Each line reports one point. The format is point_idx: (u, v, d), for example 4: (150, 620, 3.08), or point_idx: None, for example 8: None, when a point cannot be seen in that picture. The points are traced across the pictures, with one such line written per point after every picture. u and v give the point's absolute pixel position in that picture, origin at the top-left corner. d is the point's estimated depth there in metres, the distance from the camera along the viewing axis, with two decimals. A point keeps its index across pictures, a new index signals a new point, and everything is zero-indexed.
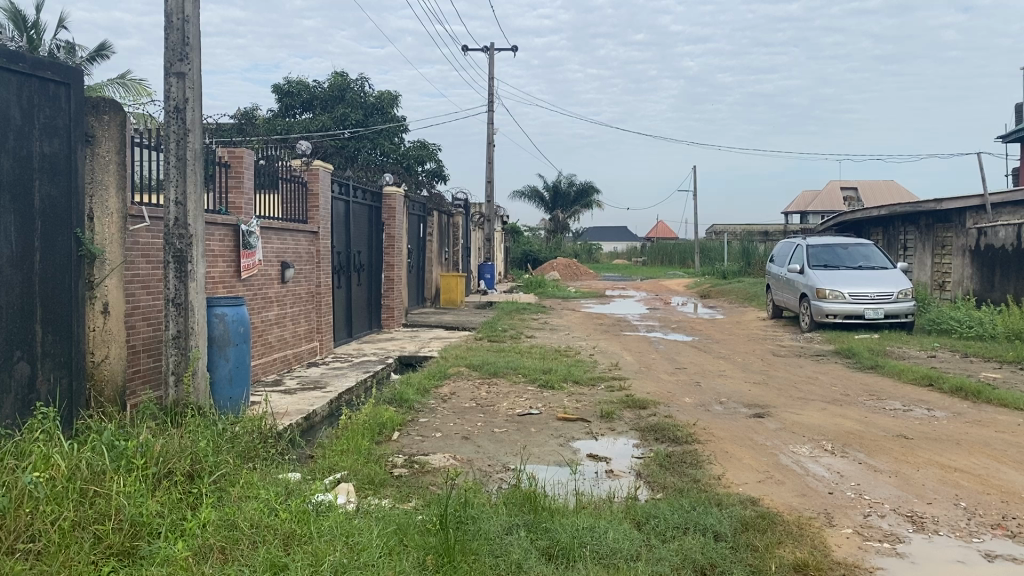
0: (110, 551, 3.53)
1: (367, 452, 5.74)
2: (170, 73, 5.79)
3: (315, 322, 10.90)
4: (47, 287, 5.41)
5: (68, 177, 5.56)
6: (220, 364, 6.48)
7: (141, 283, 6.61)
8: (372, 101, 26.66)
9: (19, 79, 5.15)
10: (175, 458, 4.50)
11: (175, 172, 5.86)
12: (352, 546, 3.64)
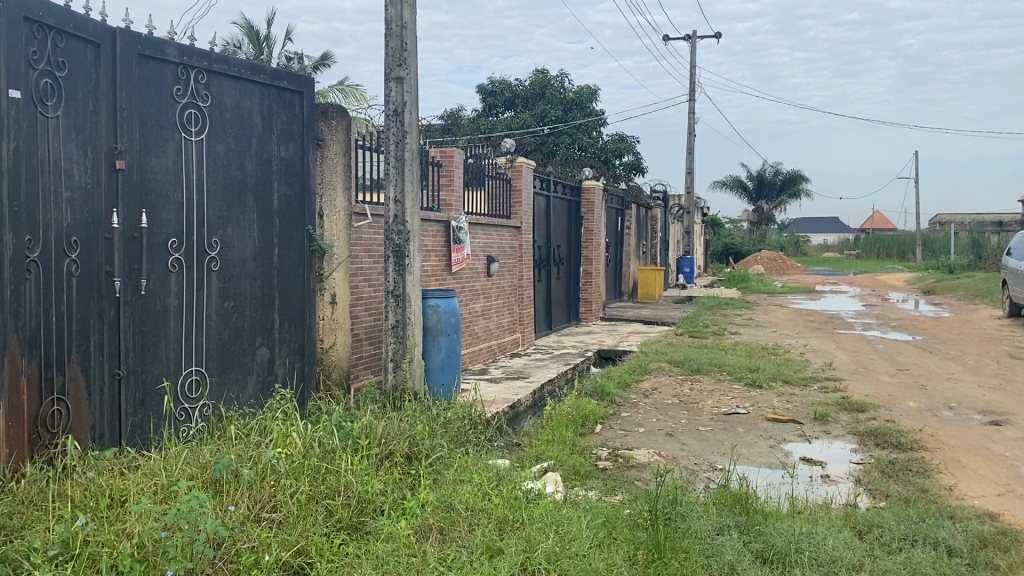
0: (340, 524, 3.79)
1: (572, 443, 5.83)
2: (390, 79, 6.12)
3: (518, 314, 11.18)
4: (284, 279, 5.90)
5: (302, 177, 6.02)
6: (434, 352, 6.81)
7: (364, 277, 7.06)
8: (572, 97, 26.84)
9: (260, 89, 5.66)
10: (395, 440, 4.78)
11: (394, 172, 6.20)
12: (563, 535, 3.71)
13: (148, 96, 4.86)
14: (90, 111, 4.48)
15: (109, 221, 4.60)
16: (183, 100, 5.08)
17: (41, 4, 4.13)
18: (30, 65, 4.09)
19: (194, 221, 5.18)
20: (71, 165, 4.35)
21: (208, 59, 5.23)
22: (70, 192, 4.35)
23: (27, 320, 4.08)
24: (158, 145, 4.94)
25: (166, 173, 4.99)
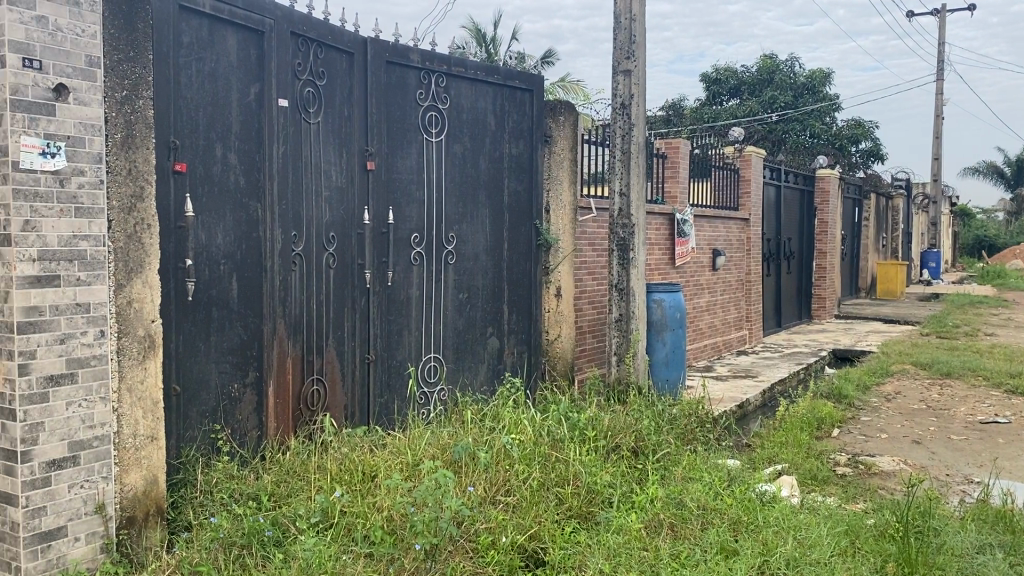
0: (571, 512, 3.87)
1: (806, 446, 5.56)
2: (618, 72, 6.14)
3: (744, 310, 10.84)
4: (514, 272, 6.09)
5: (532, 173, 6.18)
6: (658, 347, 6.76)
7: (588, 270, 7.13)
8: (802, 81, 25.60)
9: (494, 89, 5.88)
10: (621, 434, 4.80)
11: (620, 165, 6.20)
12: (801, 540, 3.57)
13: (394, 100, 5.20)
14: (344, 115, 4.87)
15: (361, 217, 4.97)
16: (425, 103, 5.39)
17: (305, 19, 4.52)
18: (295, 76, 4.50)
19: (434, 217, 5.48)
20: (329, 166, 4.74)
21: (447, 63, 5.51)
22: (328, 191, 4.74)
23: (292, 308, 4.52)
24: (403, 145, 5.27)
25: (409, 172, 5.31)
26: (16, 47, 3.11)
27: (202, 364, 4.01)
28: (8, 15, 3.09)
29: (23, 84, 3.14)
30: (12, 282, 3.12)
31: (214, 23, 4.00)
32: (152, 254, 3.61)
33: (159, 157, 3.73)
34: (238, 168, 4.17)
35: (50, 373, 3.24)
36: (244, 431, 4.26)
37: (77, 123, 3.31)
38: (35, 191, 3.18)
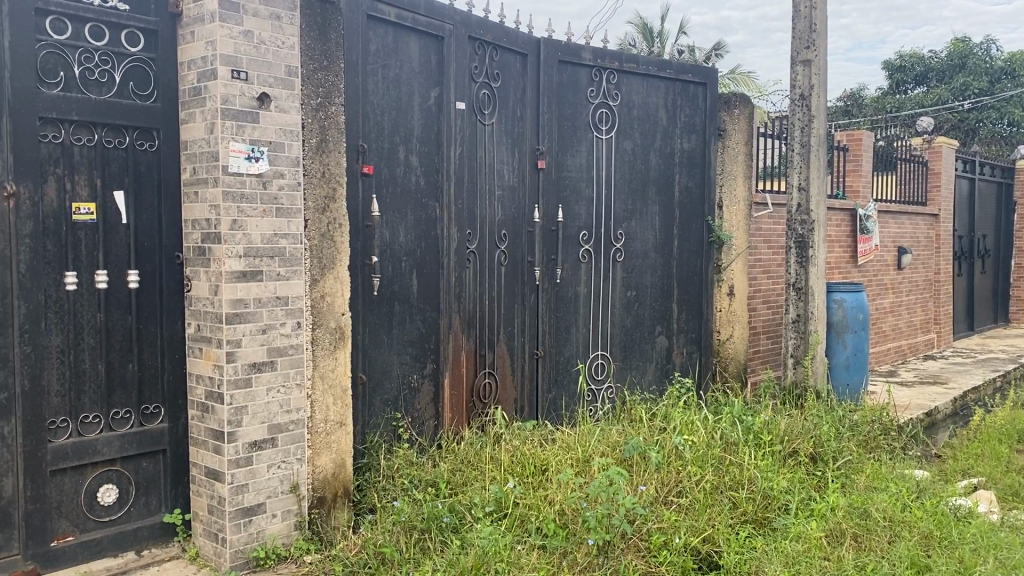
0: (746, 517, 3.77)
1: (1006, 460, 5.15)
2: (797, 63, 5.90)
3: (932, 312, 10.16)
4: (685, 269, 6.00)
5: (704, 169, 6.06)
6: (838, 350, 6.45)
7: (762, 268, 6.91)
8: (1000, 65, 23.63)
9: (666, 84, 5.82)
10: (798, 439, 4.63)
11: (799, 159, 5.97)
12: (1004, 562, 3.32)
13: (566, 99, 5.25)
14: (517, 115, 4.97)
15: (532, 215, 5.07)
16: (596, 100, 5.41)
17: (481, 22, 4.64)
18: (472, 78, 4.64)
19: (604, 215, 5.49)
20: (502, 165, 4.86)
21: (618, 60, 5.50)
22: (501, 190, 4.86)
23: (467, 303, 4.66)
24: (574, 143, 5.31)
25: (579, 170, 5.35)
26: (226, 60, 3.38)
27: (385, 355, 4.21)
28: (220, 30, 3.36)
29: (232, 94, 3.41)
30: (223, 276, 3.40)
31: (397, 31, 4.19)
32: (342, 250, 3.86)
33: (349, 160, 3.94)
34: (419, 169, 4.35)
35: (254, 361, 3.51)
36: (422, 420, 4.44)
37: (278, 129, 3.57)
38: (242, 193, 3.45)
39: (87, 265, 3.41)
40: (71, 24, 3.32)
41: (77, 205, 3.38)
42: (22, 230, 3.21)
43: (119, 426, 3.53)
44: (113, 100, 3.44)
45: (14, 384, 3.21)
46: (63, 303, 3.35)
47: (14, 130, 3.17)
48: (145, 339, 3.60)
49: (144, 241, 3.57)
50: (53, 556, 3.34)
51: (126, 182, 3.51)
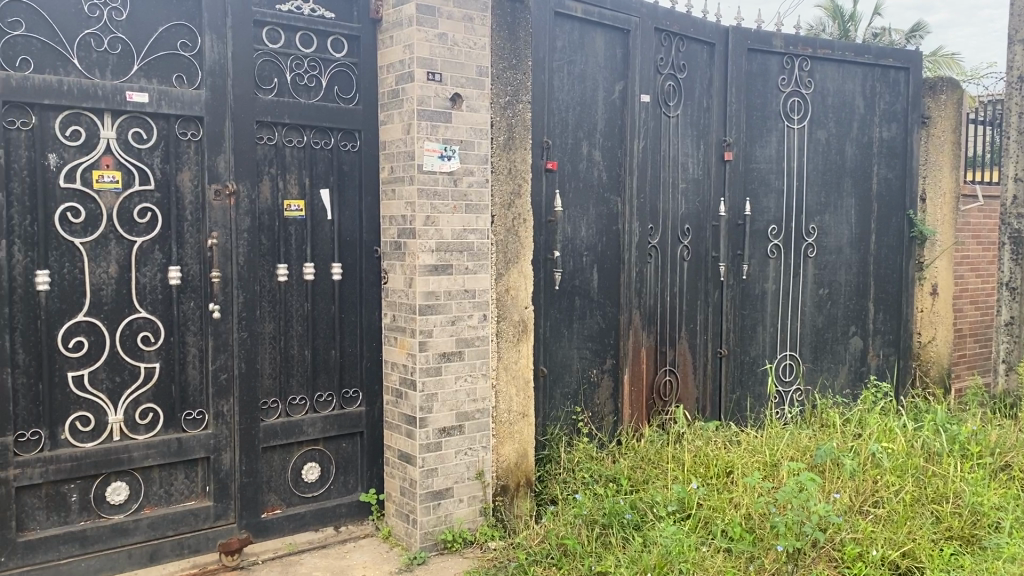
0: (951, 533, 3.50)
1: None
2: (1015, 42, 5.38)
3: None
4: (881, 267, 5.64)
5: (905, 160, 5.67)
6: None
7: (970, 266, 6.34)
8: None
9: (864, 71, 5.50)
10: (1013, 452, 4.26)
11: (1016, 147, 5.46)
12: None
13: (755, 88, 5.08)
14: (704, 107, 4.87)
15: (717, 209, 4.95)
16: (787, 89, 5.20)
17: (668, 13, 4.58)
18: (657, 71, 4.59)
19: (794, 209, 5.28)
20: (687, 158, 4.78)
21: (812, 46, 5.26)
22: (686, 183, 4.78)
23: (649, 299, 4.62)
24: (763, 134, 5.13)
25: (768, 162, 5.17)
26: (422, 62, 3.52)
27: (567, 349, 4.25)
28: (417, 34, 3.50)
29: (427, 95, 3.54)
30: (416, 270, 3.56)
31: (584, 26, 4.21)
32: (527, 245, 3.94)
33: (535, 156, 4.00)
34: (602, 164, 4.35)
35: (443, 351, 3.65)
36: (603, 415, 4.45)
37: (469, 128, 3.68)
38: (434, 190, 3.59)
39: (296, 258, 3.67)
40: (284, 33, 3.57)
41: (288, 202, 3.63)
42: (241, 225, 3.49)
43: (322, 409, 3.78)
44: (320, 103, 3.68)
45: (232, 366, 3.51)
46: (275, 293, 3.62)
47: (235, 134, 3.45)
48: (346, 328, 3.83)
49: (346, 236, 3.80)
50: (264, 526, 3.62)
51: (330, 180, 3.74)
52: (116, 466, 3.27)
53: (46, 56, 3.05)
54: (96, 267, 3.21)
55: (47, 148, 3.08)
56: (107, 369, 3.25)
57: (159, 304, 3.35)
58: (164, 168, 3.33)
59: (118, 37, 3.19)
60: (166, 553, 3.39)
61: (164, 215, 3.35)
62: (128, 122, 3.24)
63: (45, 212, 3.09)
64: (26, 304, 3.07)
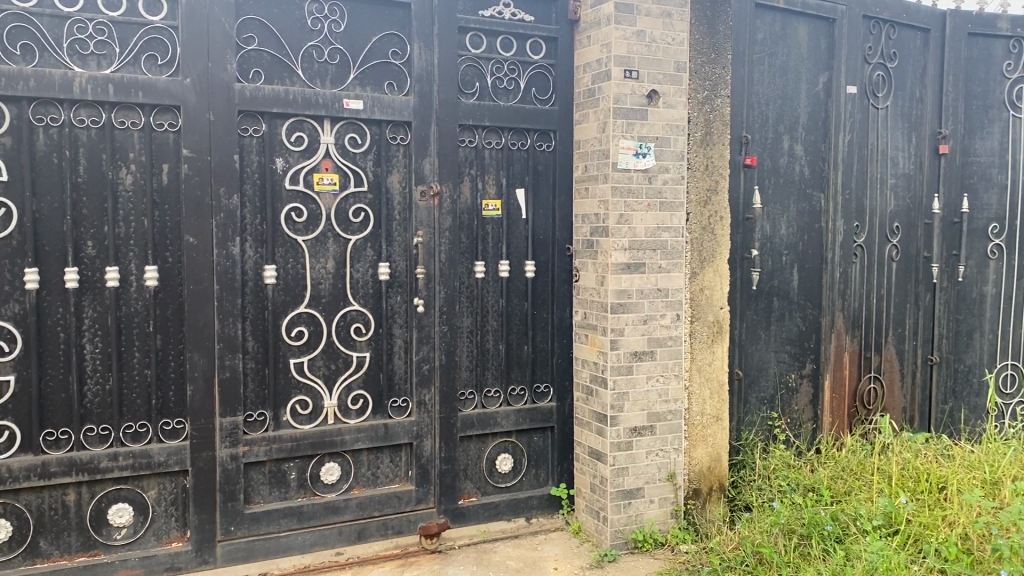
0: None
1: None
2: None
3: None
4: None
5: None
6: None
7: None
8: None
9: None
10: None
11: None
12: None
13: (975, 76, 4.71)
14: (916, 98, 4.57)
15: (929, 206, 4.63)
16: (1014, 75, 4.77)
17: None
18: (866, 60, 4.35)
19: (1020, 206, 4.82)
20: (897, 153, 4.51)
21: None
22: (895, 179, 4.51)
23: (852, 300, 4.39)
24: (985, 125, 4.74)
25: (990, 155, 4.76)
26: (619, 60, 3.53)
27: (764, 351, 4.12)
28: (615, 32, 3.51)
29: (624, 93, 3.55)
30: (609, 268, 3.57)
31: (787, 17, 4.07)
32: (722, 244, 3.85)
33: (733, 152, 3.93)
34: (804, 160, 4.18)
35: (636, 350, 3.63)
36: (800, 422, 4.28)
37: (665, 125, 3.65)
38: (629, 188, 3.58)
39: (492, 255, 3.78)
40: (486, 39, 3.71)
41: (486, 202, 3.75)
42: (444, 224, 3.64)
43: (515, 402, 3.87)
44: (519, 105, 3.78)
45: (433, 358, 3.67)
46: (473, 289, 3.75)
47: (439, 137, 3.61)
48: (539, 325, 3.91)
49: (540, 235, 3.87)
50: (460, 513, 3.76)
51: (526, 180, 3.83)
52: (330, 448, 3.50)
53: (275, 68, 3.33)
54: (315, 263, 3.46)
55: (275, 153, 3.35)
56: (323, 357, 3.49)
57: (370, 298, 3.56)
58: (376, 171, 3.54)
59: (337, 48, 3.43)
60: (372, 533, 3.60)
61: (375, 215, 3.55)
62: (344, 128, 3.47)
63: (273, 211, 3.36)
64: (255, 295, 3.35)
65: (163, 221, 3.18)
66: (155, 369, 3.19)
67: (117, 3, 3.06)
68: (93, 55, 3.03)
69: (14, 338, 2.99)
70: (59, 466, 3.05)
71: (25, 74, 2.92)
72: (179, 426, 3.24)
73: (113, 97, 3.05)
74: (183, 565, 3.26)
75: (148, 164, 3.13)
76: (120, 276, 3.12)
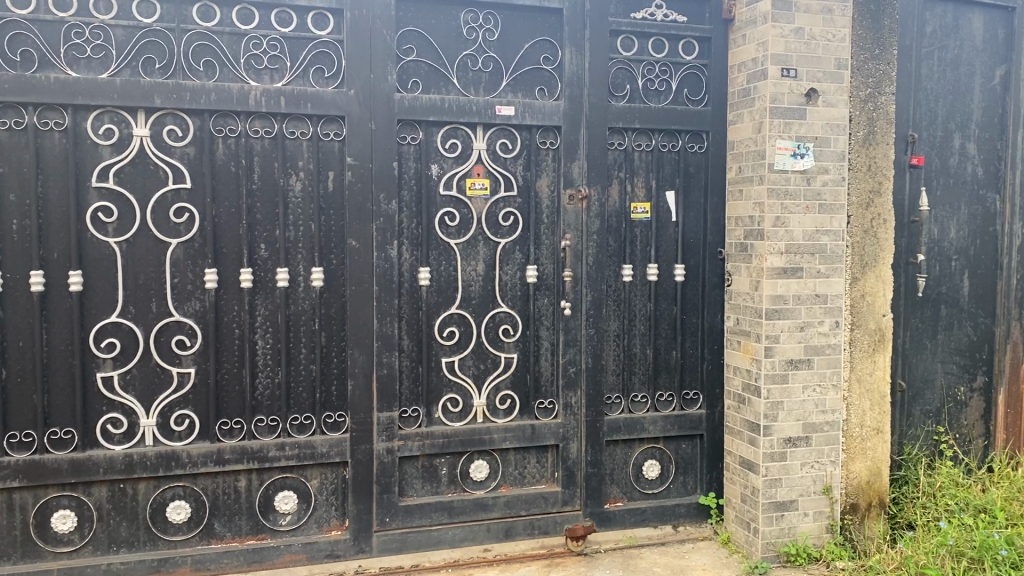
0: None
1: None
2: None
3: None
4: None
5: None
6: None
7: None
8: None
9: None
10: None
11: None
12: None
13: None
14: None
15: None
16: None
17: None
18: None
19: None
20: None
21: None
22: None
23: None
24: None
25: None
26: (776, 59, 3.43)
27: (929, 362, 3.89)
28: (773, 30, 3.42)
29: (781, 92, 3.45)
30: (764, 272, 3.48)
31: (959, 7, 3.84)
32: (886, 247, 3.67)
33: (898, 151, 3.74)
34: (977, 158, 3.93)
35: (791, 357, 3.52)
36: (970, 438, 4.02)
37: (825, 124, 3.52)
38: (786, 190, 3.48)
39: (641, 258, 3.76)
40: (637, 40, 3.70)
41: (635, 204, 3.74)
42: (593, 228, 3.65)
43: (663, 407, 3.83)
44: (670, 106, 3.74)
45: (581, 361, 3.68)
46: (621, 292, 3.74)
47: (589, 140, 3.62)
48: (688, 329, 3.85)
49: (690, 238, 3.81)
50: (607, 517, 3.75)
51: (677, 182, 3.79)
52: (479, 446, 3.58)
53: (432, 77, 3.44)
54: (467, 265, 3.55)
55: (431, 160, 3.47)
56: (473, 357, 3.58)
57: (518, 300, 3.62)
58: (526, 175, 3.59)
59: (491, 56, 3.51)
60: (519, 532, 3.65)
61: (524, 218, 3.60)
62: (496, 133, 3.54)
63: (428, 215, 3.47)
64: (411, 296, 3.48)
65: (328, 225, 3.35)
66: (319, 365, 3.37)
67: (289, 20, 3.25)
68: (266, 69, 3.23)
69: (196, 333, 3.22)
70: (232, 454, 3.27)
71: (208, 89, 3.15)
72: (340, 419, 3.41)
73: (285, 108, 3.24)
74: (341, 552, 3.42)
75: (315, 171, 3.31)
76: (289, 277, 3.31)
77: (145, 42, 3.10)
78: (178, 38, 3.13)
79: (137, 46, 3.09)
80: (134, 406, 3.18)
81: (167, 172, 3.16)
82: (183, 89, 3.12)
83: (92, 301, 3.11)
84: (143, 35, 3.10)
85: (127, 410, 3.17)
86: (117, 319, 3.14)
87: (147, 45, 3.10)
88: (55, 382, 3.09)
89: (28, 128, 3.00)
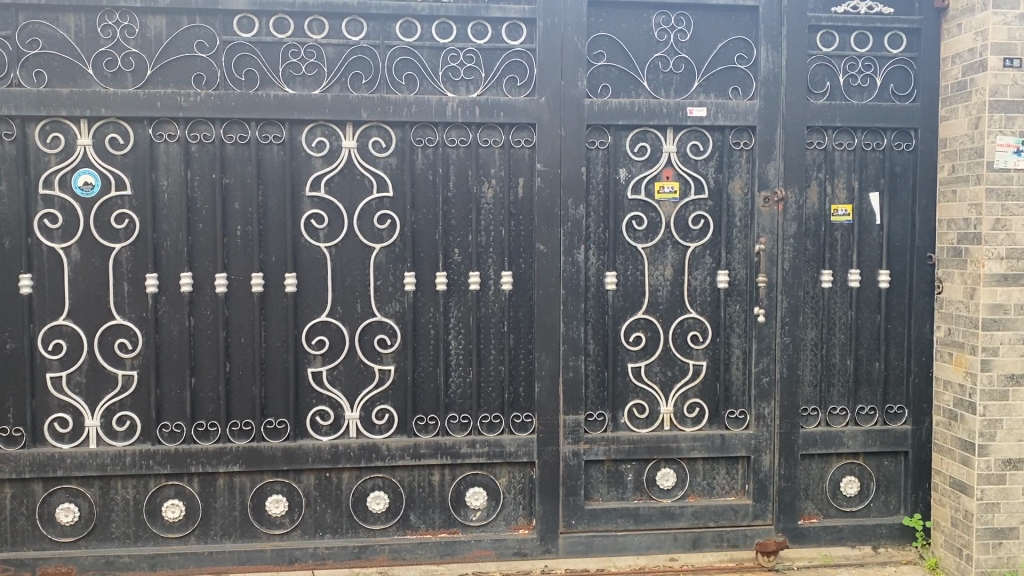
0: None
1: None
2: None
3: None
4: None
5: None
6: None
7: None
8: None
9: None
10: None
11: None
12: None
13: None
14: None
15: None
16: None
17: None
18: None
19: None
20: None
21: None
22: None
23: None
24: None
25: None
26: (998, 48, 3.19)
27: None
28: (993, 18, 3.19)
29: (1003, 84, 3.19)
30: (981, 279, 3.22)
31: None
32: None
33: None
34: None
35: (1013, 371, 3.24)
36: None
37: None
38: (1008, 190, 3.21)
39: (841, 263, 3.58)
40: (838, 35, 3.53)
41: (835, 206, 3.57)
42: (789, 231, 3.51)
43: (864, 422, 3.63)
44: (875, 103, 3.54)
45: (774, 370, 3.55)
46: (819, 299, 3.58)
47: (785, 141, 3.49)
48: (892, 339, 3.62)
49: (896, 242, 3.59)
50: (800, 533, 3.60)
51: (882, 183, 3.58)
52: (667, 453, 3.54)
53: (623, 81, 3.44)
54: (655, 270, 3.51)
55: (620, 164, 3.47)
56: (660, 363, 3.54)
57: (708, 305, 3.54)
58: (717, 178, 3.52)
59: (682, 57, 3.46)
60: (707, 542, 3.57)
61: (715, 222, 3.53)
62: (688, 136, 3.49)
63: (616, 220, 3.48)
64: (598, 301, 3.49)
65: (518, 230, 3.43)
66: (509, 366, 3.45)
67: (485, 32, 3.35)
68: (463, 80, 3.35)
69: (395, 333, 3.39)
70: (427, 448, 3.41)
71: (409, 101, 3.31)
72: (527, 420, 3.47)
73: (479, 118, 3.35)
74: (528, 551, 3.49)
75: (507, 177, 3.40)
76: (481, 280, 3.41)
77: (353, 58, 3.30)
78: (383, 54, 3.31)
79: (346, 64, 3.29)
80: (340, 400, 3.38)
81: (371, 181, 3.35)
82: (386, 102, 3.30)
83: (305, 301, 3.34)
84: (351, 52, 3.29)
85: (333, 404, 3.38)
86: (326, 318, 3.35)
87: (355, 61, 3.30)
88: (271, 376, 3.35)
89: (251, 141, 3.27)
